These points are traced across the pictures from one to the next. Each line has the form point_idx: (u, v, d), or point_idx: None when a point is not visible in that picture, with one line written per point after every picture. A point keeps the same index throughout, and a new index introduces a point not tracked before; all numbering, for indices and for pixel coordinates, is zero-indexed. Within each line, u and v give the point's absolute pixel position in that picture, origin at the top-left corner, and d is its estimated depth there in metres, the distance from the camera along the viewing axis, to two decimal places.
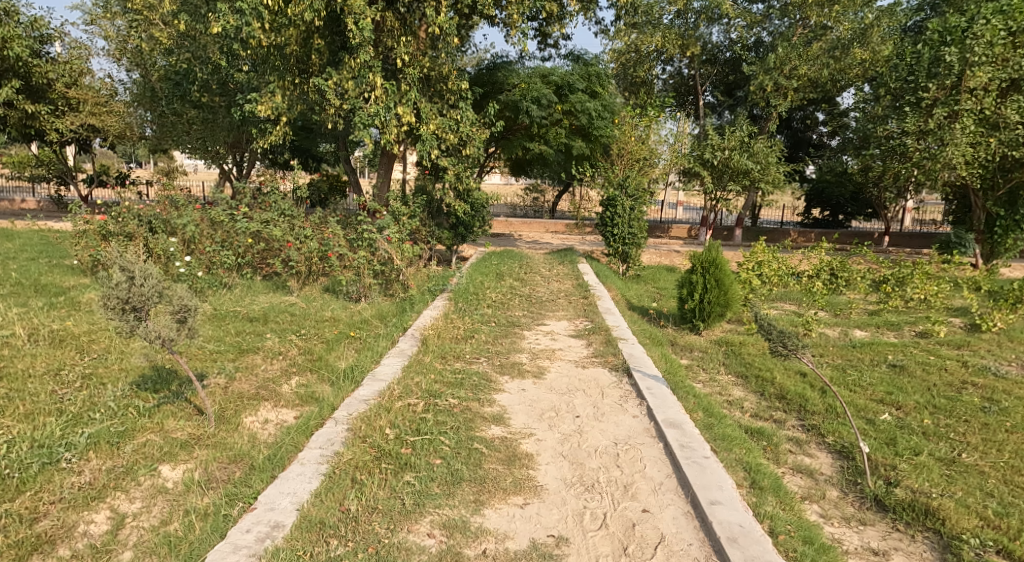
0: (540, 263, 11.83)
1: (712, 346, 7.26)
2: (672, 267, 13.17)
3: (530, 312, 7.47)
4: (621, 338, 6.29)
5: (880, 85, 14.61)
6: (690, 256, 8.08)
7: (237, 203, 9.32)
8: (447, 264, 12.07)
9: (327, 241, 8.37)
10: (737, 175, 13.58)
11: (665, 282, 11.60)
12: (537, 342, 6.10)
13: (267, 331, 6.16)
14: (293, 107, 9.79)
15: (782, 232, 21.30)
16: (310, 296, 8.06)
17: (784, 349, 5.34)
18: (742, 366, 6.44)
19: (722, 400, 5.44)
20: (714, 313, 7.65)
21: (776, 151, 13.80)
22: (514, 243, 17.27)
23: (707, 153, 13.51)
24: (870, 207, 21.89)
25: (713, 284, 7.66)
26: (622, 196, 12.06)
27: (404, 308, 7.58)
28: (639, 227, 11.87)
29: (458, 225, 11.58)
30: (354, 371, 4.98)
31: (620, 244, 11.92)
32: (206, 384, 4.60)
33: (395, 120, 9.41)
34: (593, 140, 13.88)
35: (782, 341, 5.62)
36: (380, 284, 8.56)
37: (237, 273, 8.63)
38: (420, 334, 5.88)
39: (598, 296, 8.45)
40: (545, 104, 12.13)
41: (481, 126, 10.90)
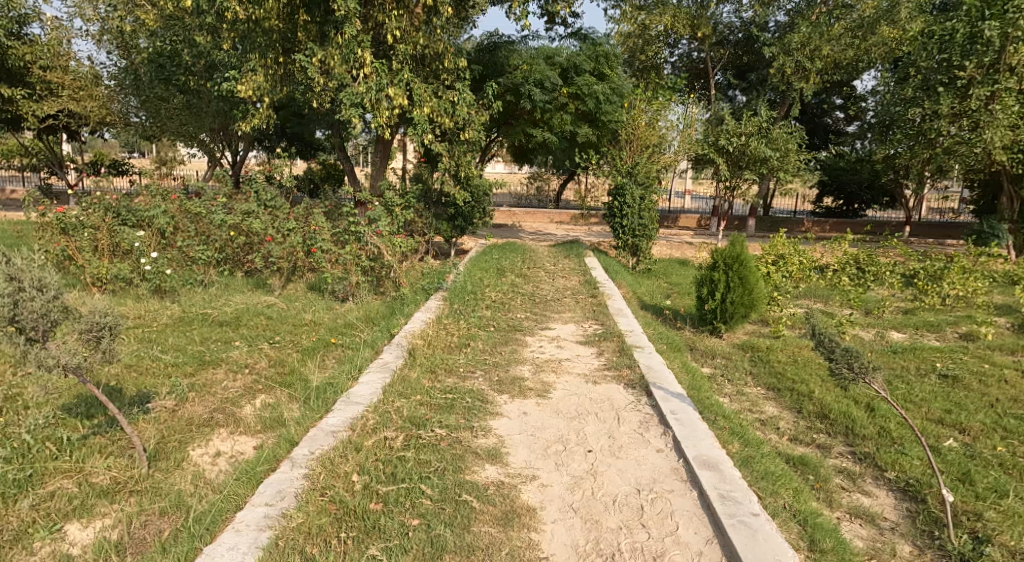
0: (545, 257, 11.11)
1: (735, 353, 6.56)
2: (684, 260, 12.45)
3: (533, 314, 6.76)
4: (637, 345, 5.56)
5: (906, 67, 13.79)
6: (709, 250, 7.33)
7: (217, 193, 8.63)
8: (445, 258, 11.38)
9: (313, 234, 7.69)
10: (754, 162, 12.80)
11: (678, 276, 10.92)
12: (541, 351, 5.39)
13: (236, 338, 5.47)
14: (277, 88, 9.08)
15: (796, 222, 20.55)
16: (292, 295, 7.38)
17: (849, 372, 4.00)
18: (772, 377, 5.73)
19: (755, 421, 4.74)
20: (737, 314, 6.93)
21: (796, 137, 13.01)
22: (517, 235, 16.57)
23: (722, 139, 12.73)
24: (887, 197, 21.15)
25: (737, 283, 6.91)
26: (632, 186, 11.34)
27: (395, 309, 6.89)
28: (650, 218, 11.15)
29: (458, 216, 10.90)
30: (329, 388, 4.29)
31: (630, 236, 11.21)
32: (152, 404, 3.90)
33: (387, 101, 8.70)
34: (600, 126, 13.11)
35: (847, 362, 4.05)
36: (371, 281, 7.89)
37: (215, 270, 7.95)
38: (408, 343, 5.17)
39: (609, 295, 7.73)
40: (549, 87, 11.39)
41: (481, 109, 10.16)
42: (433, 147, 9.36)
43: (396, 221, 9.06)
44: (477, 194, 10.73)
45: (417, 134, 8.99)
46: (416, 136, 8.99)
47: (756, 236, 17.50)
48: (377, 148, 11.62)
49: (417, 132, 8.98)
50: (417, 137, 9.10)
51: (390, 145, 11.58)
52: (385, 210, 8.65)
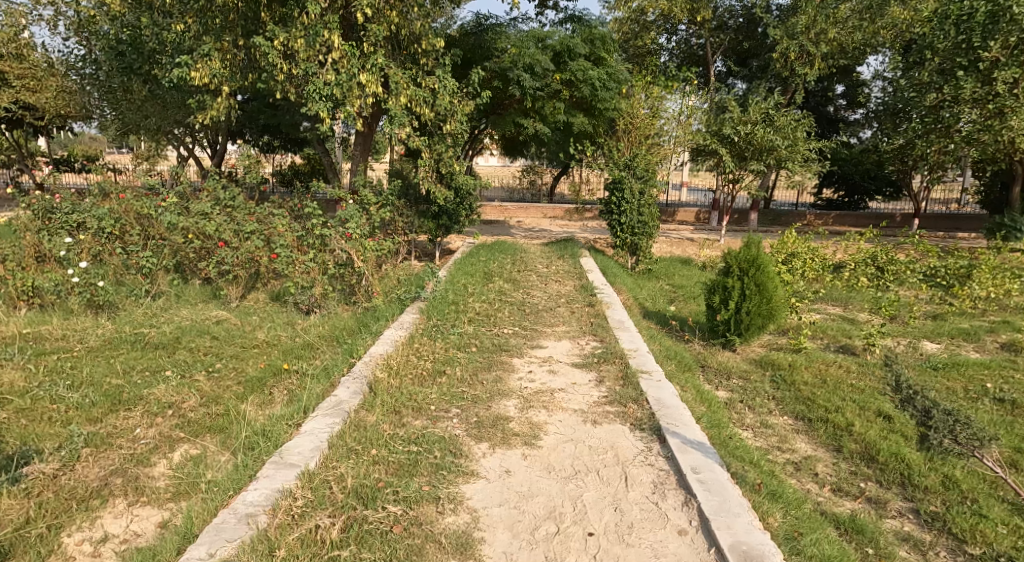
0: (537, 257, 10.29)
1: (753, 371, 5.76)
2: (686, 259, 11.66)
3: (523, 329, 5.93)
4: (643, 369, 4.73)
5: (921, 50, 12.96)
6: (721, 253, 6.51)
7: (170, 192, 7.74)
8: (429, 259, 10.54)
9: (275, 238, 6.85)
10: (760, 153, 11.96)
11: (681, 278, 10.11)
12: (530, 379, 4.56)
13: (168, 365, 4.61)
14: (237, 75, 8.18)
15: (798, 215, 19.76)
16: (250, 308, 6.54)
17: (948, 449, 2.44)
18: (801, 403, 4.93)
19: (788, 465, 3.95)
20: (753, 326, 6.11)
21: (805, 125, 12.16)
22: (509, 232, 15.73)
23: (726, 128, 11.88)
24: (890, 187, 20.37)
25: (754, 291, 6.09)
26: (629, 178, 10.41)
27: (366, 323, 6.06)
28: (650, 214, 10.33)
29: (442, 215, 10.06)
30: (266, 436, 3.44)
31: (628, 234, 10.40)
32: (25, 468, 3.02)
33: (359, 89, 7.83)
34: (597, 115, 12.23)
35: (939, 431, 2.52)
36: (341, 290, 7.05)
37: (166, 278, 7.08)
38: (371, 373, 4.33)
39: (609, 303, 6.90)
40: (541, 73, 10.52)
41: (465, 97, 9.27)
42: (412, 140, 8.50)
43: (373, 220, 8.22)
44: (462, 190, 9.89)
45: (393, 125, 8.11)
46: (393, 127, 8.12)
47: (758, 230, 16.72)
48: (357, 141, 10.80)
49: (392, 123, 8.09)
50: (393, 129, 8.23)
51: (369, 137, 10.71)
52: (357, 210, 7.81)
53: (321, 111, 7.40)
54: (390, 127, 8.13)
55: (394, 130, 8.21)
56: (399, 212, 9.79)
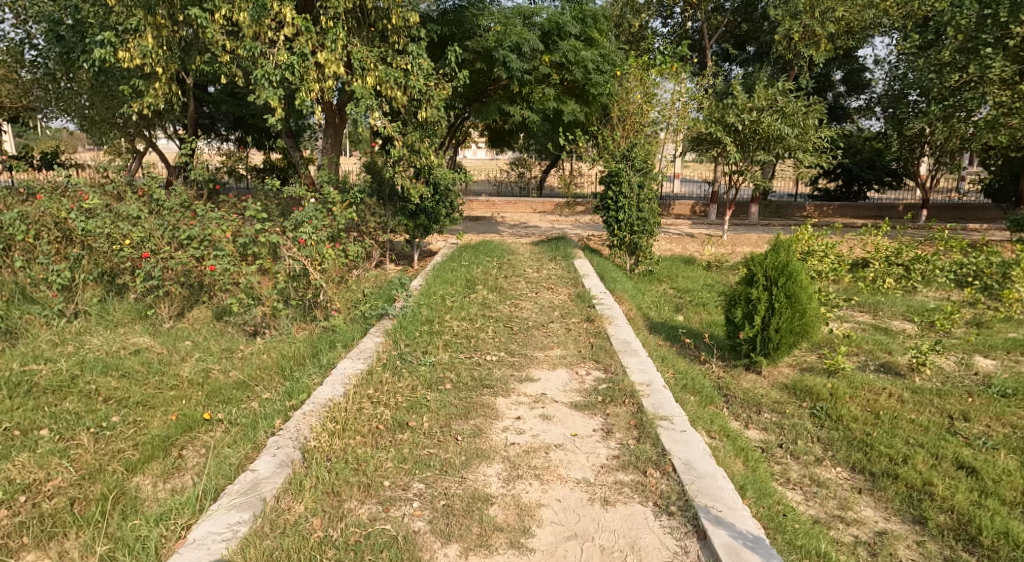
0: (526, 259, 9.30)
1: (788, 400, 4.79)
2: (688, 258, 10.74)
3: (510, 355, 4.93)
4: (661, 412, 3.74)
5: (939, 29, 12.01)
6: (742, 257, 5.51)
7: (96, 193, 6.67)
8: (407, 263, 9.52)
9: (214, 246, 5.80)
10: (768, 142, 10.99)
11: (685, 281, 9.18)
12: (517, 432, 3.57)
13: (46, 419, 3.59)
14: (174, 56, 7.08)
15: (798, 207, 18.88)
16: (184, 332, 5.51)
17: None
18: (856, 449, 3.97)
19: (861, 551, 2.99)
20: (783, 345, 5.14)
21: (815, 110, 11.18)
22: (496, 229, 14.73)
23: (730, 115, 10.91)
24: (892, 175, 19.49)
25: (784, 304, 5.10)
26: (628, 170, 9.34)
27: (320, 350, 5.04)
28: (650, 210, 9.39)
29: (419, 213, 9.04)
30: (134, 553, 2.42)
31: (626, 233, 9.43)
32: None
33: (317, 71, 6.76)
34: (591, 102, 11.19)
35: None
36: (297, 306, 6.02)
37: (87, 294, 6.02)
38: (310, 431, 3.31)
39: (612, 317, 5.90)
40: (528, 54, 9.47)
41: (442, 80, 8.20)
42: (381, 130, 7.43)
43: (337, 222, 7.19)
44: (442, 186, 8.85)
45: (357, 112, 7.03)
46: (357, 115, 7.05)
47: (759, 224, 15.83)
48: (327, 134, 9.80)
49: (356, 111, 7.02)
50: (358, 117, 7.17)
51: (337, 128, 9.67)
52: (316, 213, 6.76)
53: (270, 97, 6.33)
54: (354, 114, 7.06)
55: (358, 118, 7.15)
56: (371, 211, 8.75)
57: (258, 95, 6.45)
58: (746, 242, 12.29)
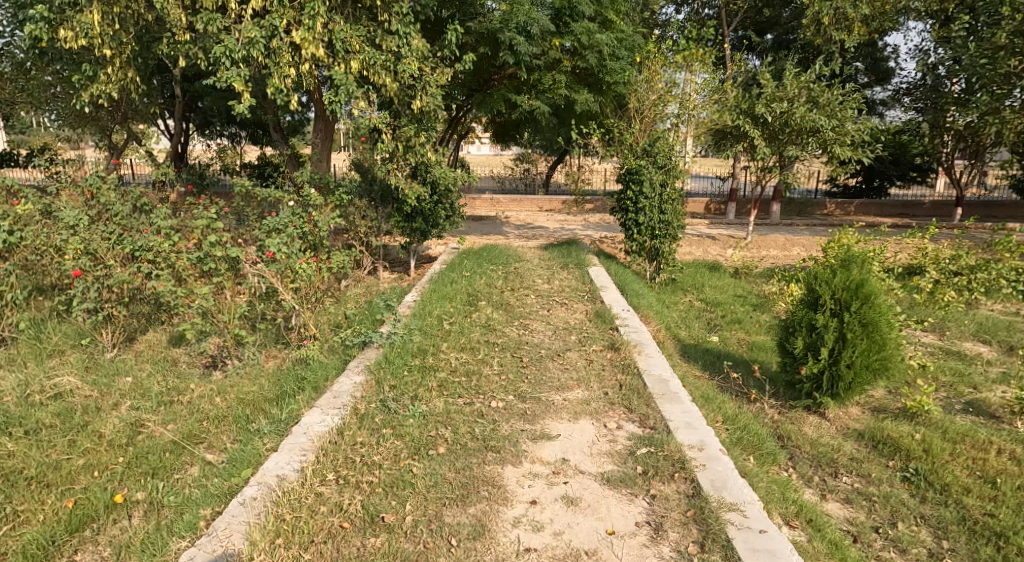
0: (535, 267, 8.36)
1: (869, 457, 3.82)
2: (713, 264, 9.79)
3: (520, 399, 3.99)
4: (728, 498, 2.81)
5: (987, 10, 10.98)
6: (802, 274, 4.52)
7: (37, 195, 5.75)
8: (404, 272, 8.61)
9: (162, 259, 4.86)
10: (801, 135, 10.10)
11: (713, 293, 8.24)
12: (533, 531, 2.64)
13: None
14: (127, 35, 6.16)
15: (818, 204, 18.11)
16: (127, 366, 4.60)
17: None
18: (981, 540, 3.00)
19: None
20: (857, 385, 4.16)
21: (852, 100, 10.17)
22: (501, 230, 13.84)
23: (760, 105, 10.02)
24: (917, 171, 18.40)
25: (859, 334, 4.11)
26: (649, 166, 8.39)
27: (286, 390, 4.10)
28: (673, 211, 8.44)
29: (416, 216, 8.10)
30: None
31: (647, 237, 8.48)
32: None
33: (292, 53, 5.81)
34: (605, 91, 10.24)
35: None
36: (268, 332, 5.10)
37: (19, 316, 5.11)
38: (246, 543, 2.40)
39: (641, 344, 4.95)
40: (536, 37, 8.54)
41: (440, 65, 7.23)
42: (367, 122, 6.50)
43: (319, 228, 6.27)
44: (441, 185, 7.92)
45: (340, 99, 6.09)
46: (338, 103, 6.11)
47: (781, 224, 14.85)
48: (316, 129, 8.92)
49: (337, 97, 6.08)
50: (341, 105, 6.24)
51: (328, 123, 8.92)
52: (293, 218, 5.83)
53: (234, 80, 5.40)
54: (336, 102, 6.13)
55: (341, 107, 6.21)
56: (361, 213, 7.83)
57: (219, 77, 5.51)
58: (773, 246, 11.33)
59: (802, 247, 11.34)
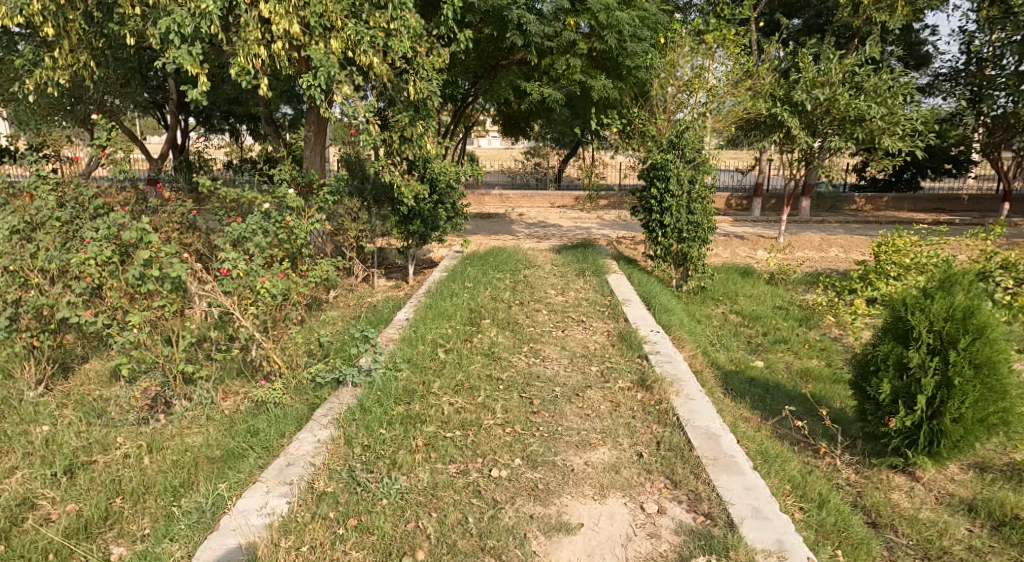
0: (548, 274, 7.49)
1: (990, 544, 2.91)
2: (745, 268, 8.87)
3: (530, 464, 3.11)
4: None
5: None
6: (885, 298, 3.57)
7: None
8: (404, 280, 7.79)
9: (95, 278, 4.02)
10: (844, 124, 9.19)
11: (748, 304, 7.35)
12: None
13: None
14: (74, 11, 5.32)
15: (847, 198, 17.27)
16: (48, 412, 3.77)
17: None
18: None
19: None
20: (964, 445, 3.22)
21: (900, 85, 9.15)
22: (511, 229, 12.97)
23: (800, 92, 9.13)
24: (952, 163, 17.23)
25: (969, 380, 3.16)
26: (676, 160, 7.47)
27: (235, 448, 3.26)
28: (703, 211, 7.51)
29: (414, 218, 7.23)
30: None
31: (673, 240, 7.57)
32: None
33: (259, 29, 4.94)
34: (624, 76, 9.35)
35: None
36: (226, 364, 4.24)
37: None
38: None
39: (677, 380, 4.06)
40: (549, 15, 7.62)
41: (440, 46, 6.32)
42: (352, 111, 5.60)
43: (298, 235, 5.43)
44: (442, 183, 7.05)
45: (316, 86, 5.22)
46: (315, 89, 5.24)
47: (812, 220, 13.87)
48: (308, 122, 8.18)
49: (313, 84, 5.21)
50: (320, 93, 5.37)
51: (319, 115, 8.18)
52: (263, 223, 4.99)
53: (187, 60, 4.53)
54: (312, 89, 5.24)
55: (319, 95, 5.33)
56: (353, 216, 7.00)
57: (168, 58, 4.64)
58: (808, 246, 10.40)
59: (841, 247, 10.41)
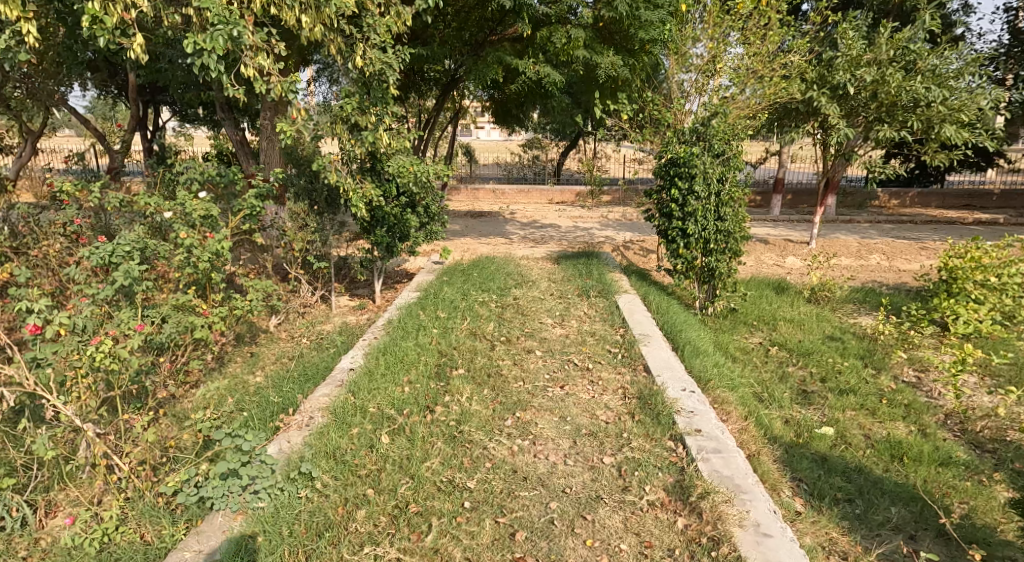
0: (545, 294, 6.12)
1: None
2: (778, 282, 7.51)
3: None
4: None
5: None
6: None
7: None
8: (371, 300, 6.44)
9: None
10: (894, 110, 7.77)
11: (790, 333, 5.96)
12: None
13: None
14: None
15: (867, 193, 15.93)
16: None
17: None
18: None
19: None
20: None
21: (961, 64, 7.73)
22: (504, 230, 11.57)
23: (842, 73, 7.71)
24: (981, 159, 15.71)
25: None
26: (702, 154, 6.04)
27: None
28: (734, 216, 6.11)
29: (378, 226, 5.85)
30: None
31: (697, 251, 6.18)
32: None
33: None
34: (635, 52, 7.94)
35: None
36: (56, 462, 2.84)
37: None
38: None
39: (736, 493, 2.69)
40: None
41: (403, 5, 4.89)
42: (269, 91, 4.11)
43: (205, 256, 4.03)
44: (411, 182, 5.65)
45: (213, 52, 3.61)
46: (217, 59, 3.66)
47: (838, 220, 12.54)
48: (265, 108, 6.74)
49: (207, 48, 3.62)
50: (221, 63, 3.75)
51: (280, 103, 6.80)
52: (138, 243, 3.57)
53: None
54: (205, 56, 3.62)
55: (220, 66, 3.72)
56: (299, 224, 5.58)
57: None
58: (845, 253, 9.09)
59: (881, 254, 9.11)
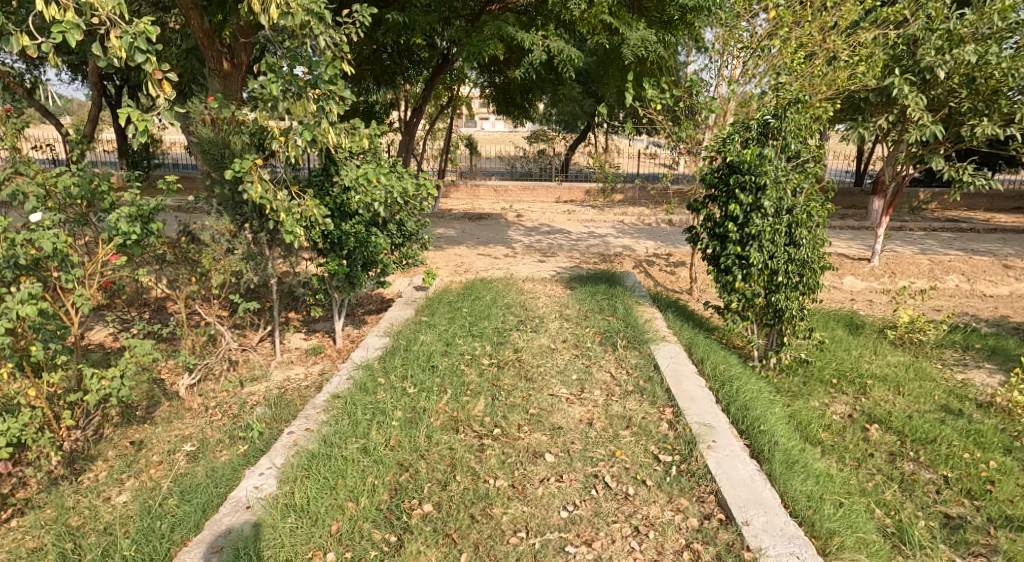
0: (555, 340, 4.61)
1: None
2: (849, 317, 5.96)
3: None
4: None
5: None
6: None
7: None
8: (328, 345, 4.91)
9: None
10: (993, 93, 6.34)
11: (888, 400, 4.40)
12: None
13: None
14: None
15: (910, 196, 14.27)
16: None
17: None
18: None
19: None
20: None
21: None
22: (506, 237, 10.02)
23: (933, 52, 6.25)
24: None
25: None
26: (774, 156, 4.49)
27: None
28: (814, 240, 4.55)
29: (332, 250, 4.32)
30: None
31: (760, 285, 4.63)
32: None
33: None
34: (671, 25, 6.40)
35: None
36: None
37: None
38: None
39: None
40: None
41: None
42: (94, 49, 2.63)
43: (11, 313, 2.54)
44: (374, 196, 4.08)
45: None
46: None
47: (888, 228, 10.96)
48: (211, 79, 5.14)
49: None
50: None
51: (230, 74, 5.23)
52: None
53: None
54: None
55: None
56: (219, 249, 4.03)
57: None
58: (915, 273, 7.52)
59: (960, 274, 7.54)
